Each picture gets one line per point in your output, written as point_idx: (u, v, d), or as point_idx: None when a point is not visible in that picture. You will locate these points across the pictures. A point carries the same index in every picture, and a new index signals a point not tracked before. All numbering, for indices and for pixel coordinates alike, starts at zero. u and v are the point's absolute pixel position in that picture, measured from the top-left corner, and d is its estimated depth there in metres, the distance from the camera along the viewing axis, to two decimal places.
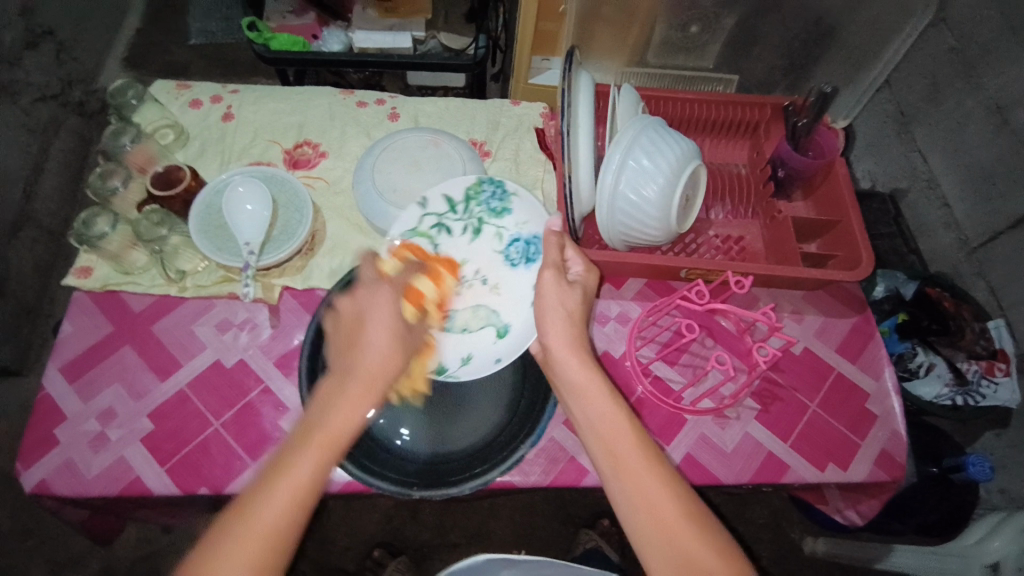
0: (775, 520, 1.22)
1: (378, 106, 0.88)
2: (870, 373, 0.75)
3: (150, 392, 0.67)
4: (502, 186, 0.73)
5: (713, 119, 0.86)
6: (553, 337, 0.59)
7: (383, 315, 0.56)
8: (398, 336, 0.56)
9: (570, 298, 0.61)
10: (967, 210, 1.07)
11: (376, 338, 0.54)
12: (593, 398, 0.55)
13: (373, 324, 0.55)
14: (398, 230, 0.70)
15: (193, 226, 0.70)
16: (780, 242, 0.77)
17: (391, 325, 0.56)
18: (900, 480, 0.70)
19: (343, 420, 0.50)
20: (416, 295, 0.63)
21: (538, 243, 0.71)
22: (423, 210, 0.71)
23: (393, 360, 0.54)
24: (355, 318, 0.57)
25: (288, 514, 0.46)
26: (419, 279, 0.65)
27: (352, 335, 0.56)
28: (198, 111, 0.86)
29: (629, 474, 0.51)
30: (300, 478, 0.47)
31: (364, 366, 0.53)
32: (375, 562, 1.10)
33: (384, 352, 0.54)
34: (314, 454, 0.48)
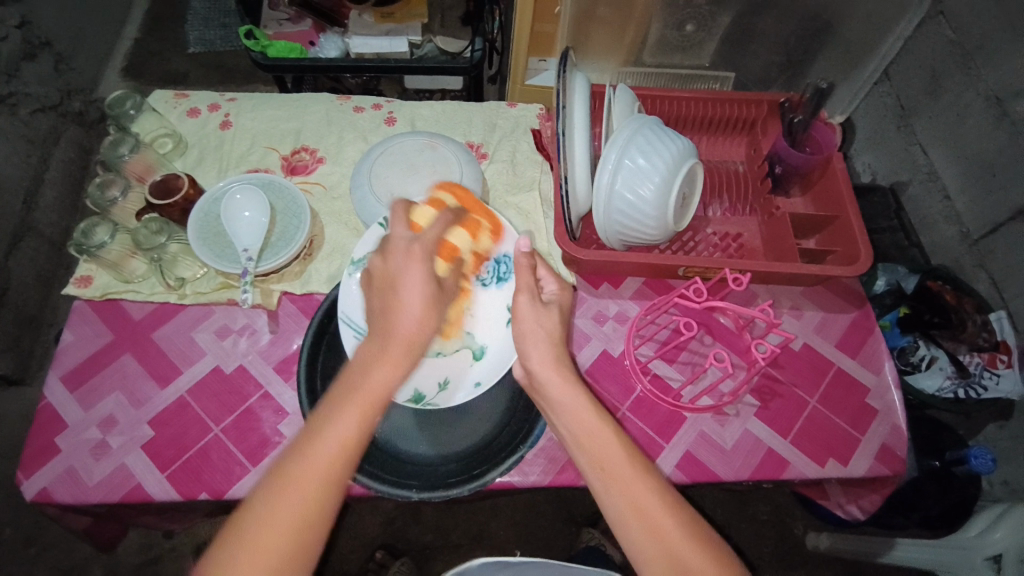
0: (778, 515, 1.22)
1: (375, 111, 0.89)
2: (870, 368, 0.75)
3: (150, 400, 0.68)
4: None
5: (710, 117, 0.86)
6: (535, 359, 0.58)
7: (420, 272, 0.55)
8: (435, 296, 0.56)
9: (549, 320, 0.61)
10: (968, 202, 1.07)
11: (413, 296, 0.54)
12: (580, 414, 0.55)
13: (410, 284, 0.55)
14: (360, 254, 0.68)
15: (192, 233, 0.70)
16: (778, 239, 0.77)
17: (428, 283, 0.56)
18: (901, 474, 0.70)
19: (380, 384, 0.50)
20: (450, 249, 0.63)
21: (509, 262, 0.70)
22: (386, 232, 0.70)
23: (429, 319, 0.54)
24: (390, 277, 0.56)
25: (328, 475, 0.46)
26: (455, 232, 0.64)
27: (387, 293, 0.55)
28: (196, 119, 0.87)
29: (618, 483, 0.51)
30: (339, 439, 0.47)
31: (400, 329, 0.53)
32: (378, 564, 1.11)
33: (421, 312, 0.54)
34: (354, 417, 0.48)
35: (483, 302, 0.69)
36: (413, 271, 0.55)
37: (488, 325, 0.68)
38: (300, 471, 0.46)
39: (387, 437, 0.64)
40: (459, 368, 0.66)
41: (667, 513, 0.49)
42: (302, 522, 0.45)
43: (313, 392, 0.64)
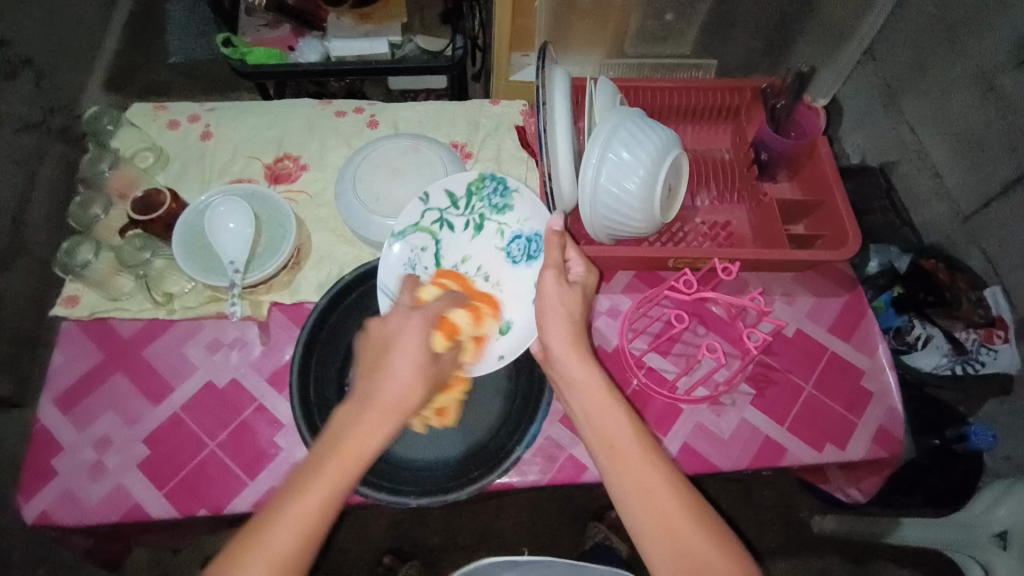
0: (783, 500, 1.22)
1: (357, 115, 0.88)
2: (864, 350, 0.75)
3: (144, 418, 0.68)
4: (503, 183, 0.73)
5: (694, 106, 0.86)
6: (555, 337, 0.59)
7: (412, 339, 0.55)
8: (422, 367, 0.54)
9: (571, 299, 0.61)
10: (958, 178, 1.07)
11: (399, 365, 0.53)
12: (589, 393, 0.56)
13: (400, 349, 0.54)
14: (401, 224, 0.70)
15: (176, 248, 0.70)
16: (767, 225, 0.77)
17: (418, 349, 0.54)
18: (899, 456, 0.70)
19: (355, 452, 0.49)
20: (451, 327, 0.61)
21: (539, 240, 0.71)
22: (425, 205, 0.71)
23: (413, 388, 0.52)
24: (384, 339, 0.55)
25: (290, 552, 0.46)
26: (457, 311, 0.64)
27: (378, 358, 0.54)
28: (176, 132, 0.86)
29: (625, 464, 0.51)
30: (305, 512, 0.47)
31: (383, 396, 0.51)
32: (386, 568, 1.11)
33: (407, 381, 0.52)
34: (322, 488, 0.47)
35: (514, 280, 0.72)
36: (404, 335, 0.55)
37: (517, 302, 0.70)
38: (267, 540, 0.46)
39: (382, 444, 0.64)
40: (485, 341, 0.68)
41: (672, 494, 0.49)
42: (285, 571, 0.46)
43: (305, 400, 0.63)
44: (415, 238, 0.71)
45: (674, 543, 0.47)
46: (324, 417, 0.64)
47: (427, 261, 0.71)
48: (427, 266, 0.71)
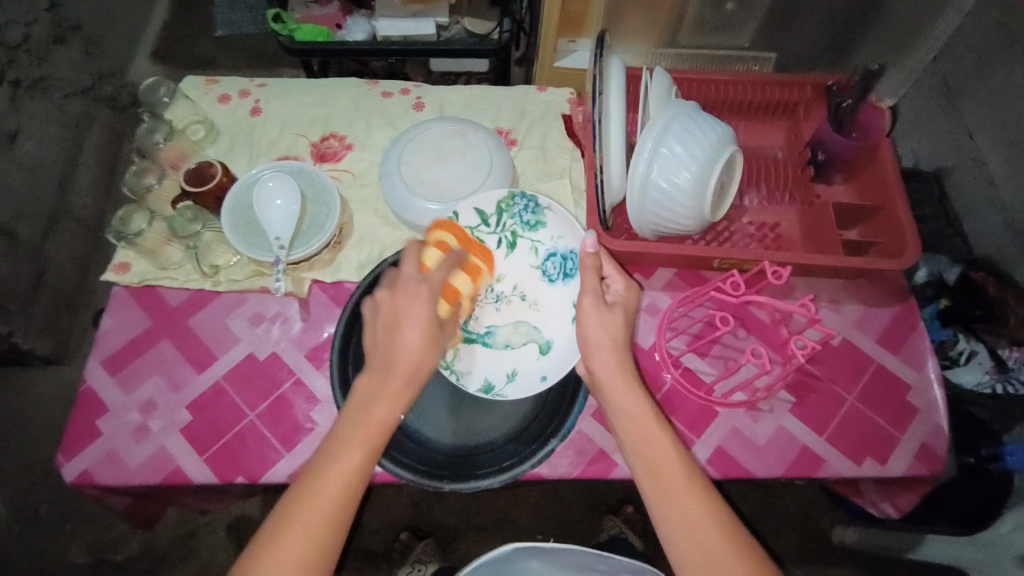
0: (805, 509, 1.20)
1: (402, 96, 0.88)
2: (912, 364, 0.73)
3: (188, 384, 0.70)
4: (535, 201, 0.71)
5: (749, 101, 0.83)
6: (602, 360, 0.58)
7: (421, 315, 0.57)
8: (431, 336, 0.57)
9: (613, 323, 0.59)
10: (1016, 190, 1.02)
11: (410, 340, 0.56)
12: (641, 419, 0.55)
13: (409, 325, 0.56)
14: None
15: (224, 220, 0.71)
16: (819, 230, 0.75)
17: (429, 323, 0.57)
18: (941, 474, 0.68)
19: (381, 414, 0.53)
20: (453, 292, 0.63)
21: (575, 258, 0.70)
22: (455, 223, 0.70)
23: (427, 358, 0.56)
24: (392, 318, 0.57)
25: (334, 507, 0.50)
26: (457, 275, 0.64)
27: (385, 336, 0.56)
28: (227, 106, 0.87)
29: (676, 500, 0.51)
30: (343, 472, 0.51)
31: (399, 366, 0.55)
32: (403, 544, 1.13)
33: (419, 350, 0.56)
34: (359, 449, 0.52)
35: (551, 298, 0.70)
36: (414, 314, 0.57)
37: (556, 321, 0.69)
38: (312, 503, 0.50)
39: (414, 426, 0.64)
40: (528, 361, 0.67)
41: (718, 529, 0.49)
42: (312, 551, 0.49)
43: (344, 378, 0.64)
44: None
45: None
46: None
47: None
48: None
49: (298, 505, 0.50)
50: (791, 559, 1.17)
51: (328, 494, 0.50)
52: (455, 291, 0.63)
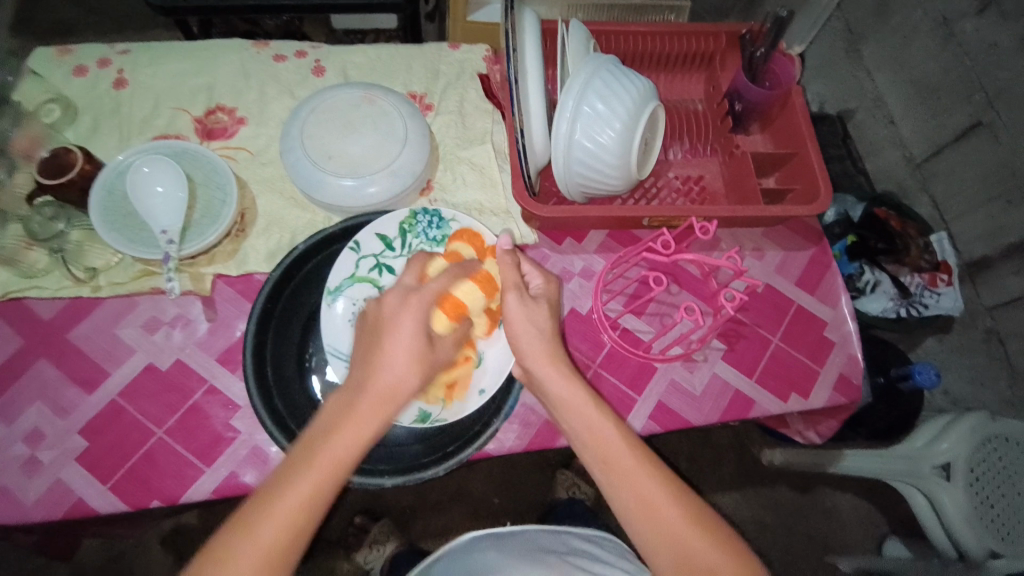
0: (739, 440, 1.28)
1: (299, 59, 0.79)
2: (828, 302, 0.76)
3: (78, 407, 0.61)
4: (438, 215, 0.67)
5: (668, 53, 0.81)
6: (532, 357, 0.56)
7: (409, 322, 0.52)
8: (420, 354, 0.51)
9: (539, 315, 0.58)
10: (912, 127, 1.08)
11: (397, 350, 0.51)
12: (580, 408, 0.54)
13: (395, 340, 0.51)
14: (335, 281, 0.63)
15: (95, 215, 0.61)
16: (740, 180, 0.75)
17: (418, 336, 0.52)
18: (857, 401, 0.73)
19: (347, 444, 0.46)
20: (456, 304, 0.56)
21: (489, 262, 0.65)
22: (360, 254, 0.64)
23: (411, 376, 0.50)
24: (382, 324, 0.52)
25: (283, 538, 0.43)
26: (461, 284, 0.57)
27: (370, 348, 0.51)
28: (84, 79, 0.74)
29: (632, 485, 0.50)
30: (288, 512, 0.44)
31: (378, 385, 0.49)
32: (359, 530, 1.11)
33: (404, 367, 0.50)
34: (311, 482, 0.45)
35: None
36: (400, 320, 0.52)
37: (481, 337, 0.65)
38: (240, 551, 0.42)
39: None
40: (461, 378, 0.62)
41: (676, 505, 0.49)
42: None
43: (263, 382, 0.59)
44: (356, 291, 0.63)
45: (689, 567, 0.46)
46: (284, 396, 0.60)
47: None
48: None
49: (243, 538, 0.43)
50: (729, 488, 1.25)
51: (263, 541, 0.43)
52: (456, 304, 0.56)
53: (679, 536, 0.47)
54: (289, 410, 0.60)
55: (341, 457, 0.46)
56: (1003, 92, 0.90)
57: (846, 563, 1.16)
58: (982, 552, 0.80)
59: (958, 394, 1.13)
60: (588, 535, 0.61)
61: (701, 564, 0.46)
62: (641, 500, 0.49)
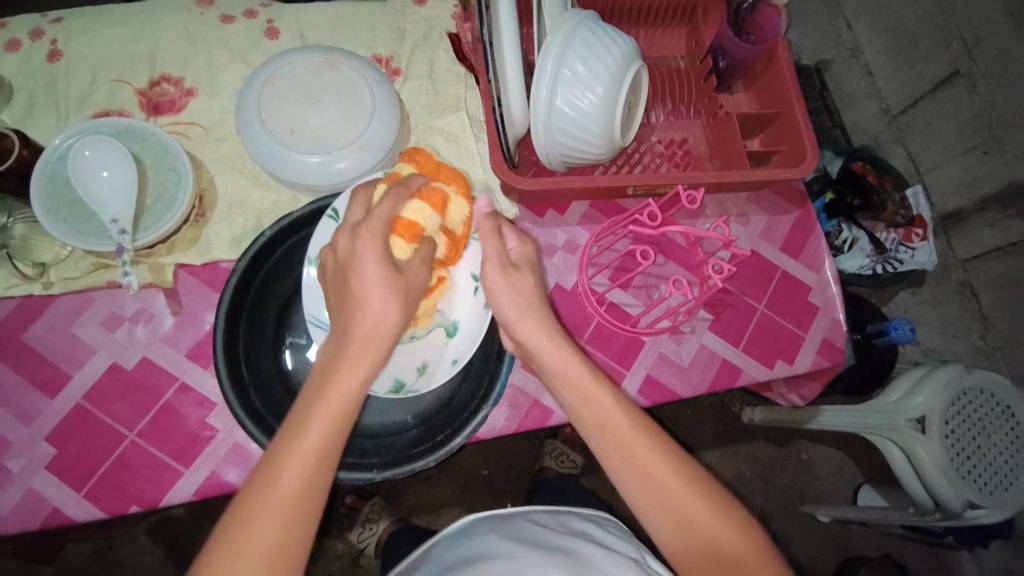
0: (719, 399, 1.31)
1: (249, 20, 0.72)
2: (812, 267, 0.76)
3: (42, 413, 0.58)
4: None
5: (648, 6, 0.76)
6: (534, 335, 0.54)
7: (373, 256, 0.48)
8: (397, 284, 0.48)
9: (527, 286, 0.56)
10: (889, 78, 1.06)
11: (371, 288, 0.47)
12: (579, 384, 0.52)
13: (367, 273, 0.48)
14: (315, 250, 0.58)
15: (36, 206, 0.56)
16: (724, 143, 0.73)
17: (384, 268, 0.48)
18: (840, 364, 0.73)
19: (342, 386, 0.45)
20: (409, 224, 0.52)
21: None
22: (340, 222, 0.59)
23: (393, 310, 0.48)
24: (347, 266, 0.48)
25: (300, 491, 0.41)
26: (408, 204, 0.53)
27: (346, 288, 0.48)
28: (10, 52, 0.67)
29: (633, 456, 0.49)
30: (300, 462, 0.42)
31: (359, 325, 0.47)
32: (351, 506, 1.12)
33: (382, 301, 0.47)
34: (318, 431, 0.43)
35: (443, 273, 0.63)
36: (365, 255, 0.48)
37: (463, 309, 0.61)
38: (245, 539, 0.39)
39: None
40: (434, 348, 0.60)
41: (674, 473, 0.48)
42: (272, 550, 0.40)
43: (238, 379, 0.55)
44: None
45: (687, 533, 0.47)
46: (262, 393, 0.57)
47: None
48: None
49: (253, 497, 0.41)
50: (711, 444, 1.29)
51: (275, 520, 0.40)
52: (409, 223, 0.52)
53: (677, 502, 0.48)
54: (269, 407, 0.57)
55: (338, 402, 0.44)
56: (980, 41, 0.88)
57: (822, 512, 1.21)
58: (958, 502, 0.85)
59: (930, 346, 1.16)
60: (591, 515, 0.62)
61: (700, 527, 0.47)
62: (650, 476, 0.49)
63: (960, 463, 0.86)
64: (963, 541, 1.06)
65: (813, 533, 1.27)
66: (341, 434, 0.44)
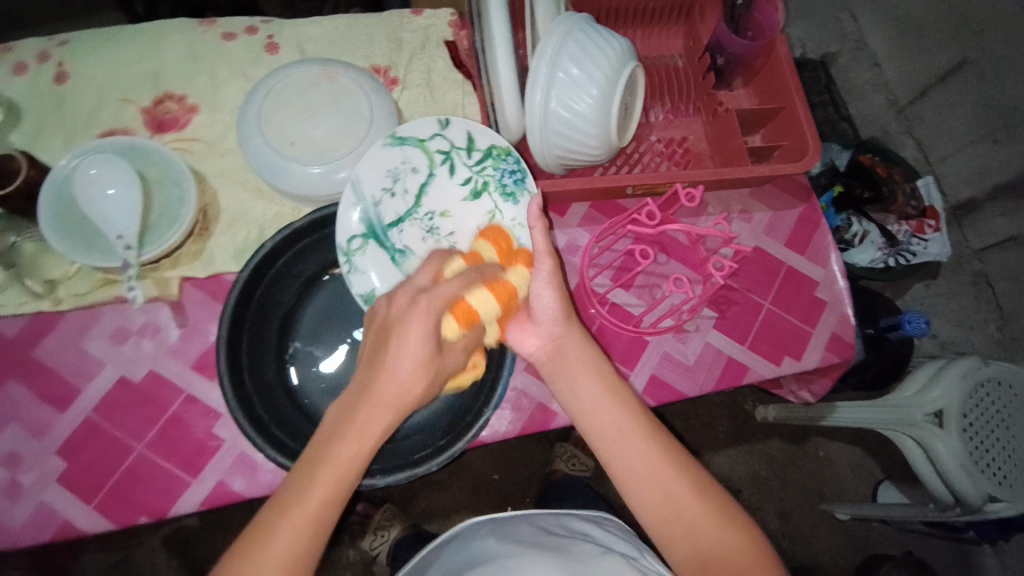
0: (730, 397, 1.30)
1: (249, 36, 0.73)
2: (818, 262, 0.75)
3: (53, 427, 0.59)
4: (525, 173, 0.63)
5: (643, 6, 0.76)
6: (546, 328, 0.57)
7: (419, 326, 0.45)
8: (431, 357, 0.46)
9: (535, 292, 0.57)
10: (896, 68, 1.05)
11: (405, 355, 0.45)
12: (583, 379, 0.55)
13: (403, 340, 0.45)
14: (406, 132, 0.63)
15: (44, 225, 0.57)
16: (725, 139, 0.72)
17: (427, 342, 0.46)
18: (850, 359, 0.72)
19: (353, 453, 0.43)
20: (469, 312, 0.47)
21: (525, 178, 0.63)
22: (441, 132, 0.65)
23: (420, 382, 0.45)
24: (390, 327, 0.46)
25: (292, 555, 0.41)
26: (477, 290, 0.48)
27: (378, 350, 0.46)
28: (20, 76, 0.68)
29: (630, 454, 0.50)
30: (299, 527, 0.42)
31: (387, 387, 0.45)
32: (363, 513, 1.12)
33: (413, 372, 0.45)
34: (320, 493, 0.42)
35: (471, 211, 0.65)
36: (411, 325, 0.45)
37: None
38: None
39: None
40: None
41: (671, 471, 0.49)
42: None
43: (241, 388, 0.55)
44: (411, 153, 0.64)
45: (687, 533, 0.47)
46: (266, 402, 0.58)
47: (410, 182, 0.64)
48: (407, 188, 0.64)
49: (249, 552, 0.41)
50: (724, 443, 1.28)
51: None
52: (469, 310, 0.47)
53: (672, 498, 0.48)
54: (272, 415, 0.57)
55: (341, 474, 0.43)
56: (986, 28, 0.87)
57: (841, 510, 1.19)
58: (976, 497, 0.83)
59: (946, 339, 1.13)
60: (592, 515, 0.62)
61: (695, 525, 0.47)
62: (653, 479, 0.49)
63: (979, 457, 0.84)
64: (985, 536, 1.04)
65: (833, 533, 1.25)
66: (343, 501, 0.43)
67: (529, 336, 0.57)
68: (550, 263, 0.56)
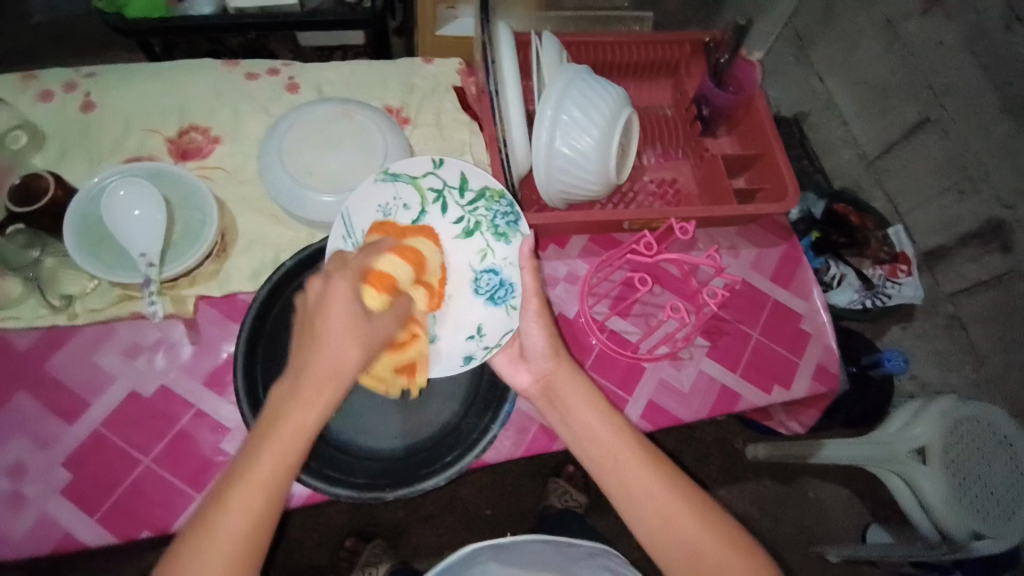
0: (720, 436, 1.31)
1: (273, 77, 0.78)
2: (801, 295, 0.79)
3: (60, 439, 0.59)
4: (518, 215, 0.65)
5: (635, 62, 0.84)
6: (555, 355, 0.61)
7: (348, 304, 0.47)
8: (357, 325, 0.47)
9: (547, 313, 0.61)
10: (864, 126, 1.14)
11: (336, 331, 0.46)
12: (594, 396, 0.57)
13: (332, 315, 0.46)
14: (400, 169, 0.65)
15: (70, 241, 0.59)
16: (712, 181, 0.79)
17: (351, 314, 0.47)
18: (836, 388, 0.76)
19: (291, 428, 0.44)
20: (381, 275, 0.52)
21: (521, 219, 0.65)
22: (435, 170, 0.67)
23: (349, 354, 0.46)
24: (312, 312, 0.48)
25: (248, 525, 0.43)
26: (383, 258, 0.54)
27: (306, 330, 0.47)
28: (49, 104, 0.72)
29: (627, 480, 0.52)
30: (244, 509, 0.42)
31: (319, 364, 0.45)
32: (349, 552, 1.08)
33: (343, 342, 0.46)
34: (268, 464, 0.43)
35: (456, 253, 0.67)
36: (335, 298, 0.47)
37: (494, 333, 0.63)
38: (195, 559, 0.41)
39: (345, 439, 0.60)
40: (471, 312, 0.65)
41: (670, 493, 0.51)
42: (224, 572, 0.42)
43: (255, 400, 0.56)
44: (404, 190, 0.66)
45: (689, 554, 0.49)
46: None
47: (401, 218, 0.66)
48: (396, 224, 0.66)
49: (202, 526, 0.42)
50: (714, 481, 1.28)
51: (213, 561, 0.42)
52: (381, 274, 0.52)
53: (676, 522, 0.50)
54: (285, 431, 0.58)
55: (268, 483, 0.43)
56: (947, 90, 0.95)
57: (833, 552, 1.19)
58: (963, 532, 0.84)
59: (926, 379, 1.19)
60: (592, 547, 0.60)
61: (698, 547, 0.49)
62: (659, 506, 0.51)
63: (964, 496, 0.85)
64: None
65: None
66: (285, 482, 0.44)
67: (521, 369, 0.62)
68: (537, 305, 0.63)
